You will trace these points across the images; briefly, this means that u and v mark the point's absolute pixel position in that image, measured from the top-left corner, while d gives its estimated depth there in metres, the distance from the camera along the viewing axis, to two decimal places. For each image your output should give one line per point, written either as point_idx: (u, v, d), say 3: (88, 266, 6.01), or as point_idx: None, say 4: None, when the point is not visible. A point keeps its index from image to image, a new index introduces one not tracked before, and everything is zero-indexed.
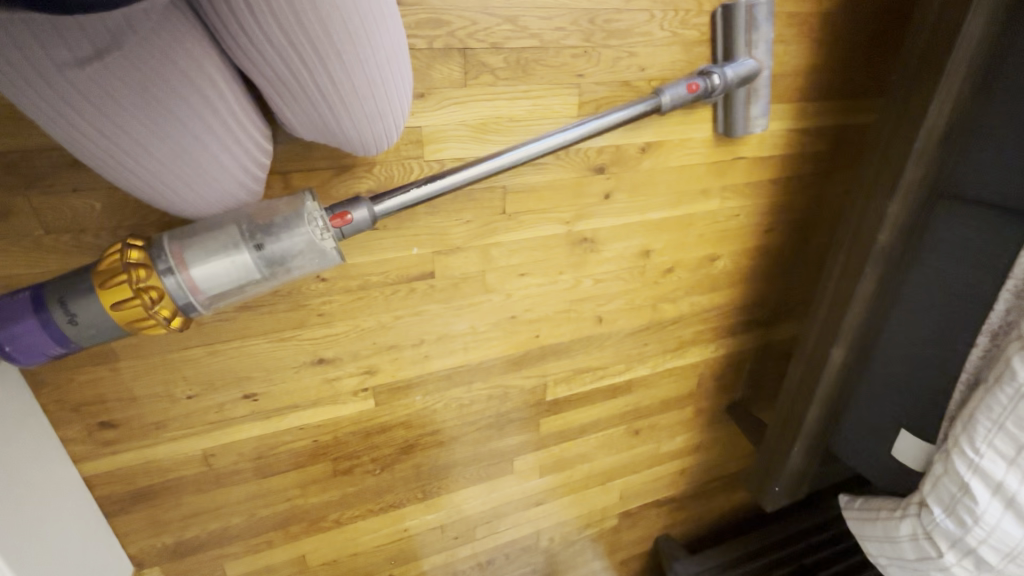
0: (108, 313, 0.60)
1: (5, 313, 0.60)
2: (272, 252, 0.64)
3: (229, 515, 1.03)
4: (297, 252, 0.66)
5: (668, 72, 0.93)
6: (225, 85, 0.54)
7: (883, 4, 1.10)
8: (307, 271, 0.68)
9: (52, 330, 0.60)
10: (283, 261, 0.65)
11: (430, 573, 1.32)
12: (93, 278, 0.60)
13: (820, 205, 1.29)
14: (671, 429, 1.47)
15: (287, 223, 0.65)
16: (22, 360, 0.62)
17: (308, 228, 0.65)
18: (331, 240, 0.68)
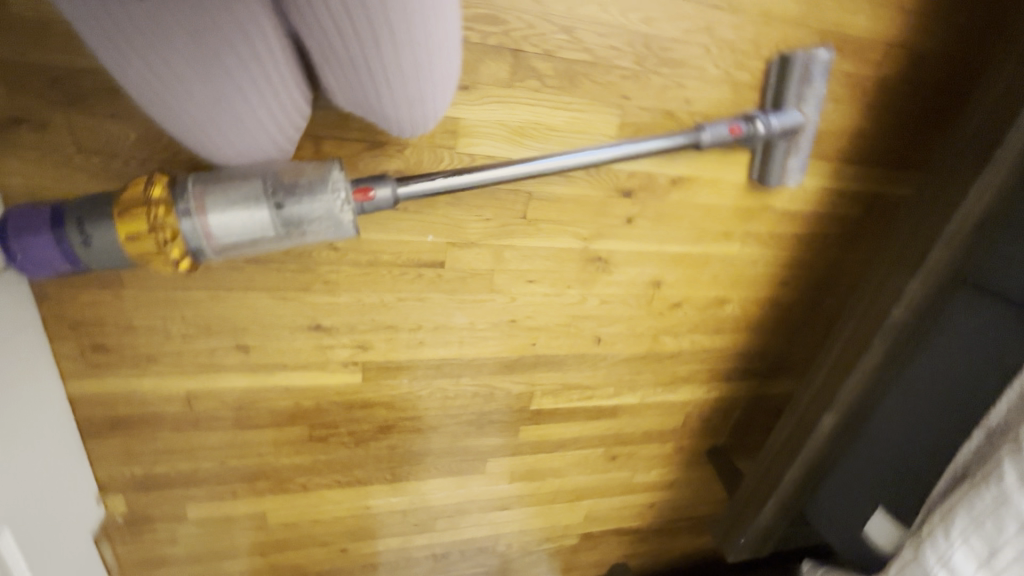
0: (122, 242, 0.62)
1: (25, 222, 0.62)
2: (290, 214, 0.65)
3: (200, 459, 1.04)
4: (314, 218, 0.67)
5: (714, 109, 0.93)
6: (281, 49, 0.55)
7: (941, 82, 1.09)
8: (320, 238, 0.69)
9: (64, 248, 0.62)
10: (300, 224, 0.67)
11: (384, 555, 1.32)
12: (114, 206, 0.62)
13: (839, 269, 1.28)
14: (648, 461, 1.46)
15: (310, 188, 0.66)
16: (29, 271, 0.64)
17: (330, 197, 0.66)
18: (350, 213, 0.69)
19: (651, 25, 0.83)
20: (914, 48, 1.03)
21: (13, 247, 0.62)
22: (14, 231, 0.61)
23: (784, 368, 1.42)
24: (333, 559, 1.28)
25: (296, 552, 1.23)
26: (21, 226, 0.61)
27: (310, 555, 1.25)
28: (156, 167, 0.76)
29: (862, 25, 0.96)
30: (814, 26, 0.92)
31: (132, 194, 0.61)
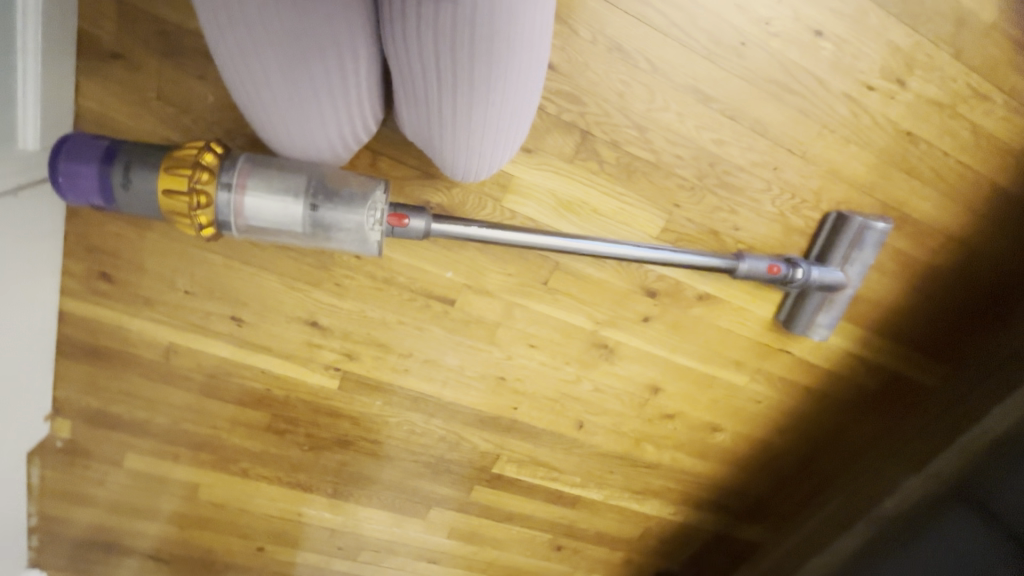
0: (157, 195, 0.63)
1: (79, 150, 0.64)
2: (323, 217, 0.68)
3: (157, 412, 1.03)
4: (343, 227, 0.69)
5: (759, 243, 0.92)
6: (365, 69, 0.59)
7: (993, 287, 1.07)
8: (343, 247, 0.71)
9: (105, 183, 0.64)
10: (328, 230, 0.69)
11: (297, 569, 1.26)
12: (162, 160, 0.64)
13: (843, 435, 1.23)
14: (593, 564, 1.38)
15: (349, 199, 0.69)
16: (65, 194, 0.66)
17: (364, 213, 0.68)
18: (378, 234, 0.70)
19: (721, 148, 0.85)
20: (973, 246, 1.01)
21: (60, 169, 0.64)
22: (66, 154, 0.64)
23: (758, 517, 1.35)
24: (247, 556, 1.22)
25: (213, 536, 1.18)
26: (75, 152, 0.64)
27: (225, 544, 1.19)
28: (220, 132, 0.79)
29: (927, 210, 0.96)
30: (879, 196, 0.92)
31: (184, 154, 0.63)
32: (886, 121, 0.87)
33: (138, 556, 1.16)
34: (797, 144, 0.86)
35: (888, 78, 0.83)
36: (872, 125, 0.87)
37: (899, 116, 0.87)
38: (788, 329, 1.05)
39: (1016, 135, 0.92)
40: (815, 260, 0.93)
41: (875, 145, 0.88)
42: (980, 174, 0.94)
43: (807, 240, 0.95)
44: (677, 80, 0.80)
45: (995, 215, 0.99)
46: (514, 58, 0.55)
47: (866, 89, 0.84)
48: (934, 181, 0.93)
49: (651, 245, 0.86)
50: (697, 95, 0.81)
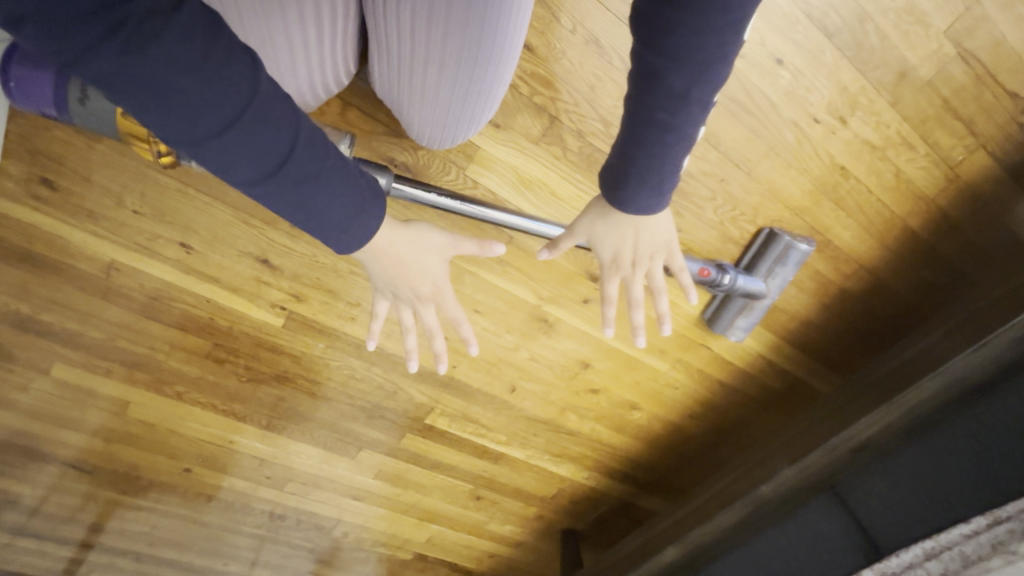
0: (113, 112, 0.64)
1: (36, 58, 0.64)
2: None
3: (91, 326, 1.02)
4: None
5: (697, 246, 1.00)
6: (338, 9, 0.62)
7: (891, 314, 1.20)
8: None
9: (59, 93, 0.64)
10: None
11: (223, 492, 1.30)
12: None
13: (745, 425, 1.37)
14: (507, 516, 1.50)
15: None
16: (17, 97, 0.65)
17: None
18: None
19: None
20: (880, 276, 1.14)
21: (16, 72, 0.64)
22: (21, 57, 0.63)
23: (660, 489, 1.51)
24: (173, 474, 1.25)
25: (141, 453, 1.20)
26: (32, 60, 0.64)
27: (152, 461, 1.22)
28: None
29: (847, 239, 1.06)
30: (808, 220, 1.01)
31: None
32: (826, 153, 0.95)
33: (59, 464, 1.17)
34: (744, 161, 0.93)
35: (833, 113, 0.91)
36: (812, 155, 0.95)
37: (837, 150, 0.95)
38: (710, 327, 1.16)
39: (933, 185, 1.02)
40: (743, 269, 1.02)
41: (812, 173, 0.97)
42: (896, 214, 1.05)
43: (740, 249, 1.03)
44: None
45: (904, 252, 1.11)
46: (481, 21, 0.59)
47: (813, 121, 0.91)
48: (856, 214, 1.03)
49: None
50: None
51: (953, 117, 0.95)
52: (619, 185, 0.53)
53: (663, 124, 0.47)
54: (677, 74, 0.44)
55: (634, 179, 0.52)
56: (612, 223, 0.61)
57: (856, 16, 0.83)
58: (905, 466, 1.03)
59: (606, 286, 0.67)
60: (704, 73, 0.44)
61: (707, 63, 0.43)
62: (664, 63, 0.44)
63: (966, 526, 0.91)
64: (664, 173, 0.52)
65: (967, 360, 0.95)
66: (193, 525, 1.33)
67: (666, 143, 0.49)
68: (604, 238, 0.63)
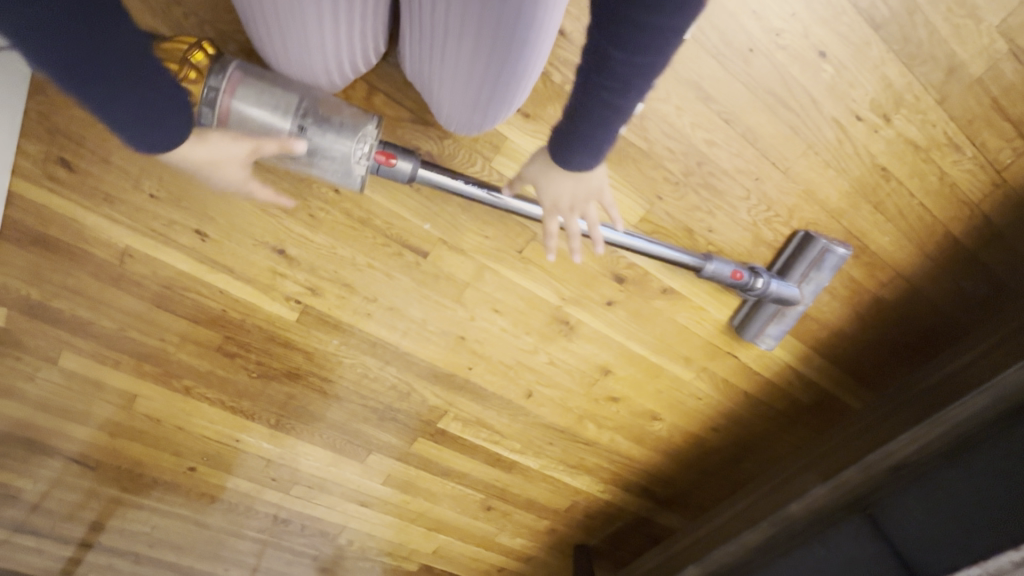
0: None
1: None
2: (309, 139, 0.68)
3: (102, 314, 0.99)
4: (330, 155, 0.69)
5: (728, 248, 0.96)
6: None
7: (929, 327, 1.15)
8: (326, 176, 0.71)
9: None
10: (310, 151, 0.69)
11: (227, 493, 1.26)
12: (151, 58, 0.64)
13: (769, 440, 1.31)
14: (518, 528, 1.45)
15: (339, 128, 0.69)
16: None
17: (353, 144, 0.69)
18: (362, 168, 0.71)
19: (711, 147, 0.87)
20: (919, 286, 1.09)
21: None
22: None
23: (678, 506, 1.44)
24: (177, 474, 1.21)
25: (145, 449, 1.17)
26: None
27: (156, 459, 1.18)
28: (214, 33, 0.75)
29: (885, 244, 1.01)
30: (845, 223, 0.97)
31: (173, 49, 0.64)
32: (867, 153, 0.91)
33: (62, 458, 1.14)
34: (782, 159, 0.89)
35: (876, 111, 0.87)
36: (852, 154, 0.91)
37: (878, 150, 0.91)
38: (739, 333, 1.12)
39: (977, 190, 0.98)
40: (776, 274, 0.98)
41: (851, 174, 0.93)
42: (938, 219, 1.00)
43: (773, 253, 0.99)
44: (681, 74, 0.81)
45: (944, 259, 1.06)
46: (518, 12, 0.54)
47: (854, 118, 0.87)
48: (896, 218, 0.98)
49: (627, 231, 0.88)
50: (698, 93, 0.82)
51: (1002, 118, 0.91)
52: (572, 152, 0.50)
53: (615, 101, 0.44)
54: (629, 55, 0.40)
55: (586, 146, 0.49)
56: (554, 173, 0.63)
57: (903, 8, 0.80)
58: (939, 483, 0.96)
59: (546, 223, 0.69)
60: (651, 56, 0.40)
61: (656, 47, 0.39)
62: (618, 51, 0.40)
63: (1014, 552, 0.81)
64: (602, 144, 0.49)
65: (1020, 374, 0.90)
66: (194, 527, 1.29)
67: (608, 118, 0.46)
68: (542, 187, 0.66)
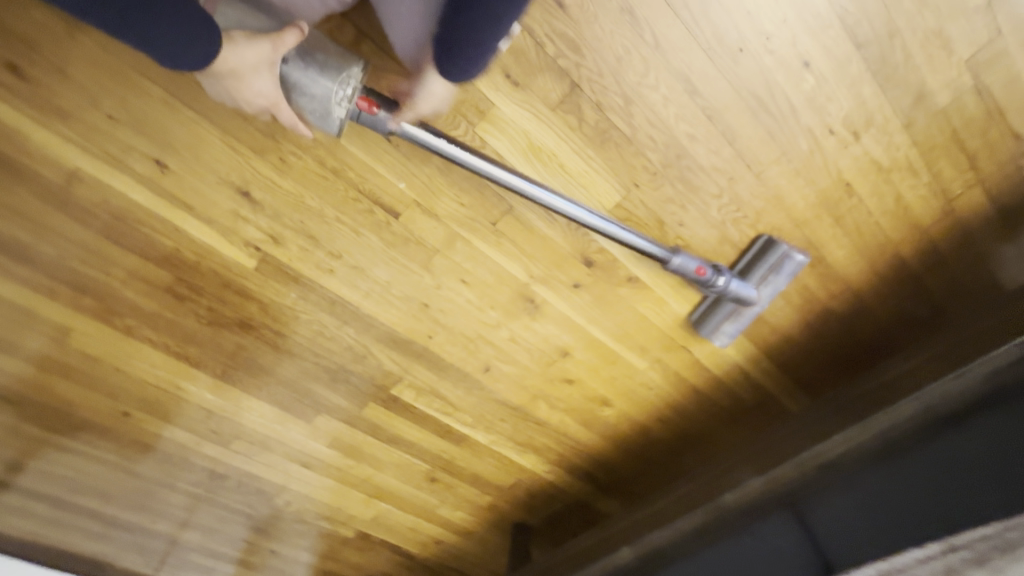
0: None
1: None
2: (290, 72, 0.66)
3: (40, 239, 0.92)
4: (310, 93, 0.67)
5: (696, 243, 0.99)
6: None
7: (868, 341, 1.22)
8: (305, 114, 0.69)
9: None
10: (290, 85, 0.67)
11: (163, 442, 1.21)
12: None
13: (711, 435, 1.37)
14: (460, 501, 1.46)
15: (323, 67, 0.67)
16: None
17: (333, 84, 0.66)
18: (343, 111, 0.68)
19: (691, 142, 0.89)
20: (864, 301, 1.15)
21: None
22: None
23: (619, 491, 1.49)
24: (110, 417, 1.16)
25: (76, 389, 1.10)
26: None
27: (88, 399, 1.12)
28: None
29: (839, 257, 1.07)
30: (806, 232, 1.01)
31: None
32: (835, 167, 0.95)
33: None
34: (755, 163, 0.92)
35: (848, 127, 0.91)
36: (821, 166, 0.94)
37: (845, 166, 0.95)
38: (695, 328, 1.15)
39: (928, 216, 1.04)
40: (737, 274, 1.02)
41: (818, 186, 0.97)
42: (890, 240, 1.06)
43: (737, 254, 1.03)
44: (672, 64, 0.81)
45: (890, 278, 1.12)
46: None
47: (827, 131, 0.91)
48: (852, 233, 1.03)
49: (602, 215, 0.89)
50: (686, 86, 0.83)
51: (960, 151, 0.96)
52: (449, 58, 0.59)
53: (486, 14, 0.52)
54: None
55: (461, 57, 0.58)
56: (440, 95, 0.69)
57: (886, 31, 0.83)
58: (867, 489, 1.02)
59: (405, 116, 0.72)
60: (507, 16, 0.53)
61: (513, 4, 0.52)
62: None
63: (919, 549, 0.90)
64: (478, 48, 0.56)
65: (946, 387, 0.97)
66: (122, 475, 1.24)
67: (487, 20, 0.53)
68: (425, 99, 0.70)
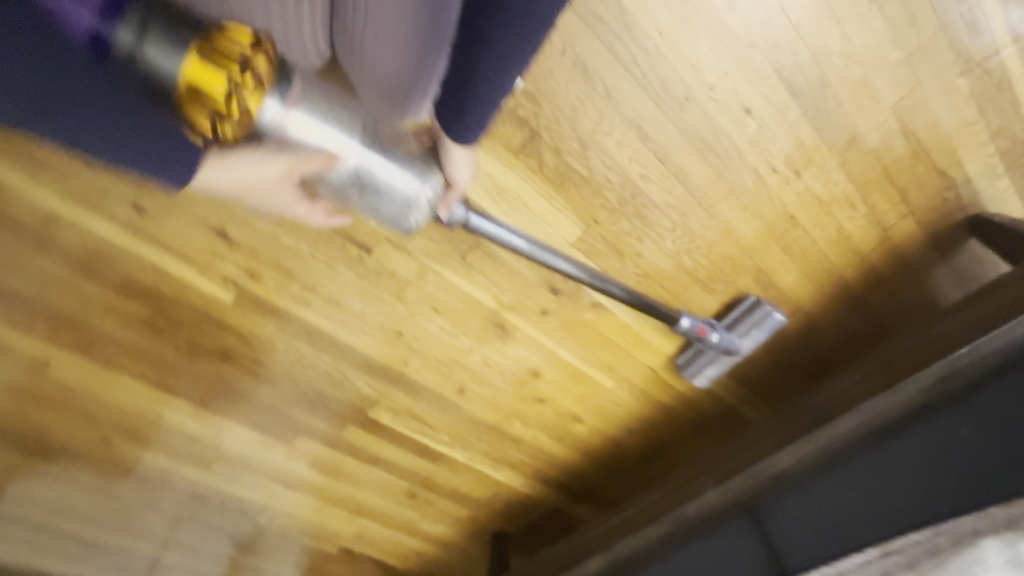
0: (174, 86, 0.52)
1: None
2: (372, 173, 0.68)
3: (15, 278, 0.94)
4: (391, 192, 0.70)
5: (654, 272, 1.06)
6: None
7: (818, 356, 1.30)
8: (379, 211, 0.72)
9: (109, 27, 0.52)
10: (370, 193, 0.70)
11: (143, 467, 1.24)
12: (191, 43, 0.52)
13: (676, 445, 1.44)
14: (439, 515, 1.51)
15: (408, 168, 0.70)
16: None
17: (423, 187, 0.71)
18: (416, 220, 0.74)
19: (645, 182, 0.95)
20: (814, 321, 1.23)
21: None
22: None
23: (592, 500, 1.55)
24: (90, 445, 1.18)
25: (54, 419, 1.12)
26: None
27: (67, 428, 1.14)
28: None
29: (789, 282, 1.14)
30: (756, 260, 1.09)
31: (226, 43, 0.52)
32: (780, 201, 1.02)
33: None
34: (706, 199, 0.99)
35: (789, 166, 0.98)
36: (767, 201, 1.02)
37: (789, 201, 1.03)
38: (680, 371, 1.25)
39: (867, 244, 1.13)
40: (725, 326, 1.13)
41: (765, 219, 1.04)
42: (833, 266, 1.14)
43: (722, 307, 1.14)
44: (624, 113, 0.87)
45: (837, 299, 1.20)
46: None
47: (771, 170, 0.98)
48: (799, 260, 1.11)
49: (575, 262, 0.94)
50: (638, 131, 0.90)
51: (889, 185, 1.05)
52: (457, 118, 0.52)
53: (488, 76, 0.48)
54: (501, 31, 0.44)
55: (469, 113, 0.51)
56: (464, 162, 0.72)
57: (819, 81, 0.91)
58: (813, 496, 1.09)
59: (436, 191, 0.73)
60: (526, 42, 0.45)
61: (532, 31, 0.44)
62: (494, 28, 0.44)
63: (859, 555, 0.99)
64: (478, 108, 0.51)
65: (879, 405, 1.03)
66: (101, 500, 1.26)
67: (488, 72, 0.47)
68: (456, 172, 0.73)
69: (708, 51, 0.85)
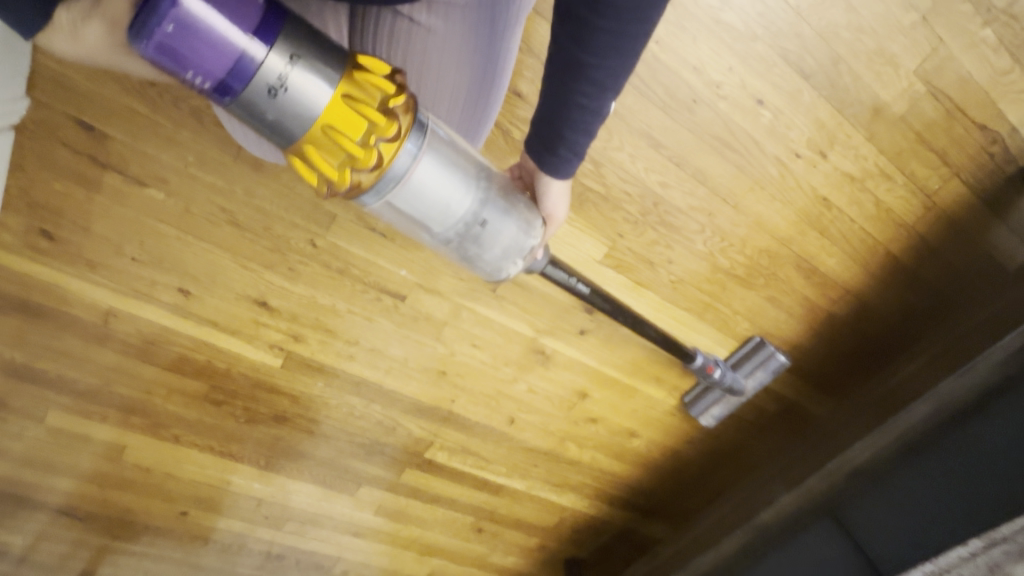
0: (312, 125, 0.45)
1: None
2: (485, 220, 0.60)
3: (86, 371, 1.01)
4: (498, 242, 0.62)
5: (689, 277, 1.03)
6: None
7: (881, 336, 1.23)
8: (481, 261, 0.64)
9: (239, 68, 0.41)
10: (479, 243, 0.61)
11: (219, 534, 1.28)
12: (334, 83, 0.44)
13: (741, 446, 1.38)
14: (508, 547, 1.49)
15: (516, 216, 0.62)
16: (156, 45, 0.38)
17: (526, 236, 0.63)
18: (518, 265, 0.67)
19: (665, 189, 0.93)
20: (867, 302, 1.17)
21: (182, 20, 0.38)
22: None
23: (662, 515, 1.50)
24: (169, 518, 1.23)
25: (135, 498, 1.18)
26: None
27: (147, 505, 1.20)
28: None
29: (832, 265, 1.09)
30: (795, 248, 1.05)
31: (367, 88, 0.45)
32: (809, 185, 0.99)
33: (49, 511, 1.14)
34: (731, 195, 0.96)
35: (813, 149, 0.95)
36: (795, 187, 0.98)
37: (819, 183, 0.99)
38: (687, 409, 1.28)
39: (912, 213, 1.07)
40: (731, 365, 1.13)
41: (797, 205, 1.00)
42: (879, 240, 1.09)
43: (731, 349, 1.15)
44: (634, 126, 0.86)
45: (889, 276, 1.14)
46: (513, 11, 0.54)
47: (794, 155, 0.95)
48: (840, 242, 1.06)
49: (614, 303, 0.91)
50: (650, 141, 0.88)
51: (924, 149, 1.00)
52: (551, 151, 0.51)
53: (587, 107, 0.47)
54: (600, 57, 0.43)
55: (564, 145, 0.51)
56: (561, 196, 0.61)
57: (829, 58, 0.88)
58: (902, 490, 1.02)
59: (534, 236, 0.64)
60: (622, 63, 0.43)
61: (628, 50, 0.42)
62: (590, 56, 0.43)
63: (963, 548, 0.89)
64: (570, 141, 0.50)
65: (956, 384, 0.99)
66: (187, 569, 1.31)
67: (586, 100, 0.46)
68: (551, 206, 0.63)
69: (708, 51, 0.84)
